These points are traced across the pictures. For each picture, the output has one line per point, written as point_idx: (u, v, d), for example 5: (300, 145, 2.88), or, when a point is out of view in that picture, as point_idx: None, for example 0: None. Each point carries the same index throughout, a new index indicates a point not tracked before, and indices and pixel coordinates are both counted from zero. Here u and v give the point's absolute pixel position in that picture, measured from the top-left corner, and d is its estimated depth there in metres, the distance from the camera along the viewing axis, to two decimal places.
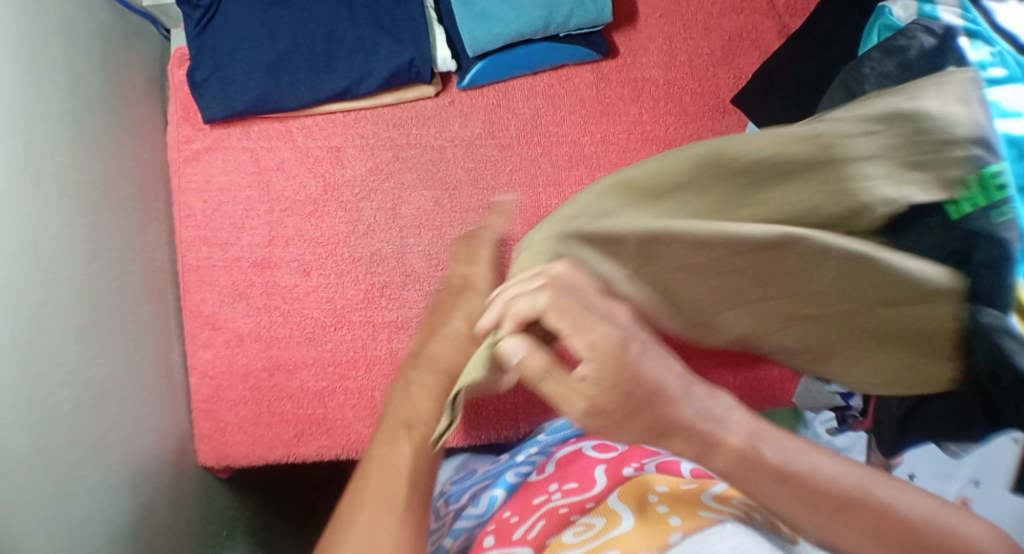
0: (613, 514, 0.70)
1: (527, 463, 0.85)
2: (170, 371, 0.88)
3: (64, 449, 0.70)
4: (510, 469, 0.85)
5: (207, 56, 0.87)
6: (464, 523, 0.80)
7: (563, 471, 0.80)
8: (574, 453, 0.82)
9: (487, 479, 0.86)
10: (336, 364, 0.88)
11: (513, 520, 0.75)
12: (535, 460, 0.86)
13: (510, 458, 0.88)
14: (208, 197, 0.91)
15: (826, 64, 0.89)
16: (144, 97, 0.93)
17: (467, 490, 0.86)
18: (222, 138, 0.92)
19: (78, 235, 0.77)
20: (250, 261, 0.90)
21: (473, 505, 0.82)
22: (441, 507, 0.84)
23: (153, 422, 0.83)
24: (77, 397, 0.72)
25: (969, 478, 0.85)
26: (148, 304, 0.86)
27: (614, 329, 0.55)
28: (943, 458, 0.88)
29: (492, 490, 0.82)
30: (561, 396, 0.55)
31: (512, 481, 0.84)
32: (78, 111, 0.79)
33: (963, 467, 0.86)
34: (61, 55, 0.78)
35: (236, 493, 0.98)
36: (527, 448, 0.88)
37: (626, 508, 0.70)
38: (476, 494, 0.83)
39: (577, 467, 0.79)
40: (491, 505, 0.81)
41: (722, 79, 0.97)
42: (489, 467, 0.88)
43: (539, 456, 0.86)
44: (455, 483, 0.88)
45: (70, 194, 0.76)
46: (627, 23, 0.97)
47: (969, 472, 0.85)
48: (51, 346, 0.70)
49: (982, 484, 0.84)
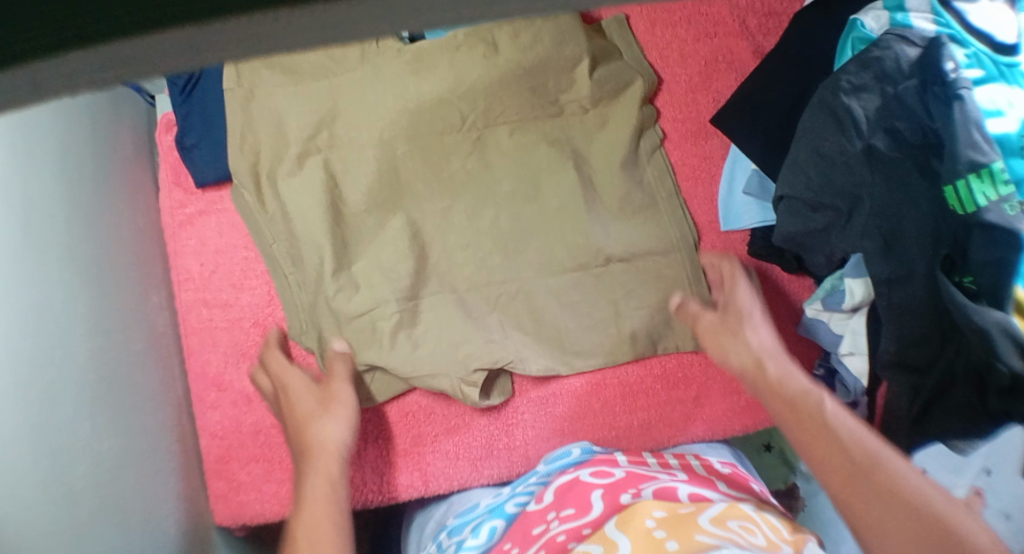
0: (609, 543, 0.68)
1: (526, 493, 0.86)
2: (181, 434, 0.88)
3: (85, 525, 0.71)
4: (509, 500, 0.86)
5: (194, 122, 0.91)
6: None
7: (560, 501, 0.79)
8: (571, 481, 0.81)
9: (482, 513, 0.85)
10: None
11: (512, 550, 0.75)
12: (534, 489, 0.86)
13: (511, 489, 0.88)
14: (205, 259, 0.91)
15: (808, 83, 0.90)
16: (133, 164, 0.94)
17: (467, 522, 0.85)
18: (215, 201, 0.93)
19: (82, 310, 0.77)
20: (251, 320, 0.91)
21: (472, 537, 0.81)
22: (444, 541, 0.84)
23: (169, 488, 0.84)
24: (93, 472, 0.73)
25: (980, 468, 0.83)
26: (155, 371, 0.87)
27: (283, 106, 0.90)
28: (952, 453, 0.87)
29: (491, 521, 0.83)
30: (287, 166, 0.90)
31: (511, 511, 0.84)
32: (71, 185, 0.80)
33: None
34: (52, 131, 0.79)
35: (251, 546, 0.98)
36: (528, 478, 0.88)
37: (624, 534, 0.69)
38: (475, 526, 0.83)
39: (575, 492, 0.79)
40: (491, 535, 0.81)
41: (701, 103, 0.98)
42: (490, 500, 0.87)
43: (537, 485, 0.86)
44: (457, 516, 0.87)
45: (70, 271, 0.77)
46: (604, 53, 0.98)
47: (979, 462, 0.83)
48: (64, 424, 0.71)
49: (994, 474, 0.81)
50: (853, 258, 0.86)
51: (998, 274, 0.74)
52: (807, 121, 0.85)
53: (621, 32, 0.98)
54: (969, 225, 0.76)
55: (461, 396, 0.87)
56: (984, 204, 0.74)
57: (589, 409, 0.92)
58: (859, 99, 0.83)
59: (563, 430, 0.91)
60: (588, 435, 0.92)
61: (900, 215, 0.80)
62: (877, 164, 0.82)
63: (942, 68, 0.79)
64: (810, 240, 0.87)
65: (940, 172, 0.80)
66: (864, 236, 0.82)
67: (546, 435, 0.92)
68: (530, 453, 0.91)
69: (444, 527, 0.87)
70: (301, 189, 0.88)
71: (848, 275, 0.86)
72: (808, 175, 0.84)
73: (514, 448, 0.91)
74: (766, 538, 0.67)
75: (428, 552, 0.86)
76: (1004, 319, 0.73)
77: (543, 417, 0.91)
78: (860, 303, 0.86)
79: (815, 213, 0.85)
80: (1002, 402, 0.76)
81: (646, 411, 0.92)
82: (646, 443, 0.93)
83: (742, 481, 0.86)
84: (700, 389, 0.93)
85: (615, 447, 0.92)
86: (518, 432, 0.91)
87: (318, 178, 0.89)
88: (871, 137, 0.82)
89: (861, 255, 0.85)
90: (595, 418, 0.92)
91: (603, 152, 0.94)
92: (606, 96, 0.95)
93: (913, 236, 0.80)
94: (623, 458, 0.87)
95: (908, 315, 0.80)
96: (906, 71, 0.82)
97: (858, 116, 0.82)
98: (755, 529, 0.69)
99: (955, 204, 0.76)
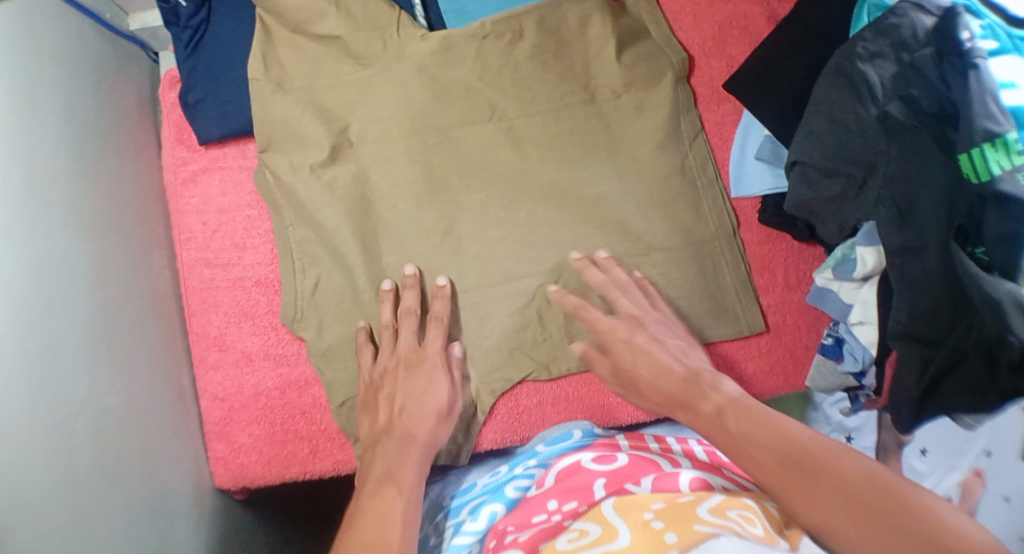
0: (608, 525, 0.68)
1: (527, 476, 0.83)
2: (182, 395, 0.87)
3: (84, 480, 0.69)
4: (510, 482, 0.83)
5: (199, 78, 0.90)
6: (463, 540, 0.76)
7: (560, 488, 0.77)
8: (574, 467, 0.80)
9: (483, 494, 0.83)
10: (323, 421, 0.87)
11: (510, 527, 0.74)
12: (534, 473, 0.84)
13: (509, 470, 0.86)
14: (208, 218, 0.90)
15: (821, 49, 0.89)
16: (138, 120, 0.92)
17: (467, 504, 0.83)
18: (219, 159, 0.92)
19: (83, 263, 0.76)
20: (253, 280, 0.89)
21: (471, 520, 0.78)
22: (440, 522, 0.82)
23: (170, 448, 0.83)
24: (92, 428, 0.72)
25: (982, 450, 0.87)
26: (156, 330, 0.85)
27: (284, 75, 0.89)
28: (957, 431, 0.90)
29: (492, 505, 0.80)
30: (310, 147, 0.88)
31: (512, 496, 0.81)
32: (73, 136, 0.79)
33: (975, 441, 0.88)
34: (53, 80, 0.77)
35: (252, 511, 0.97)
36: (526, 460, 0.86)
37: (622, 519, 0.68)
38: (474, 508, 0.81)
39: (579, 478, 0.78)
40: (491, 521, 0.78)
41: (714, 68, 0.96)
42: (488, 479, 0.86)
43: (538, 468, 0.84)
44: (455, 496, 0.85)
45: (72, 223, 0.76)
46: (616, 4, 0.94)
47: (981, 444, 0.87)
48: (62, 376, 0.69)
49: (993, 456, 0.85)
50: (865, 226, 0.86)
51: (1010, 248, 0.73)
52: (824, 89, 0.85)
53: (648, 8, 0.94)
54: (984, 197, 0.74)
55: (474, 399, 0.88)
56: (999, 173, 0.72)
57: (596, 374, 0.90)
58: (875, 67, 0.82)
59: (570, 396, 0.89)
60: (592, 403, 0.90)
61: (916, 184, 0.78)
62: (893, 133, 0.80)
63: (958, 37, 0.77)
64: (825, 210, 0.87)
65: (955, 142, 0.77)
66: (879, 202, 0.81)
67: (553, 401, 0.89)
68: (534, 419, 0.89)
69: (439, 505, 0.85)
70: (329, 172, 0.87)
71: (860, 243, 0.86)
72: (822, 141, 0.84)
73: (519, 413, 0.89)
74: (766, 528, 0.64)
75: (424, 532, 0.84)
76: (1016, 292, 0.71)
77: (549, 382, 0.89)
78: (871, 271, 0.85)
79: (829, 180, 0.85)
80: (1008, 379, 0.73)
81: None
82: (652, 411, 0.91)
83: (746, 471, 0.83)
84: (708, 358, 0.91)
85: (621, 415, 0.90)
86: (524, 396, 0.89)
87: (322, 137, 0.88)
88: (887, 105, 0.81)
89: (873, 224, 0.84)
90: (602, 384, 0.90)
91: (640, 137, 0.91)
92: (637, 79, 0.92)
93: (927, 207, 0.78)
94: (625, 443, 0.86)
95: (920, 288, 0.79)
96: (923, 40, 0.80)
97: (875, 84, 0.81)
98: (755, 519, 0.66)
99: (969, 174, 0.75)
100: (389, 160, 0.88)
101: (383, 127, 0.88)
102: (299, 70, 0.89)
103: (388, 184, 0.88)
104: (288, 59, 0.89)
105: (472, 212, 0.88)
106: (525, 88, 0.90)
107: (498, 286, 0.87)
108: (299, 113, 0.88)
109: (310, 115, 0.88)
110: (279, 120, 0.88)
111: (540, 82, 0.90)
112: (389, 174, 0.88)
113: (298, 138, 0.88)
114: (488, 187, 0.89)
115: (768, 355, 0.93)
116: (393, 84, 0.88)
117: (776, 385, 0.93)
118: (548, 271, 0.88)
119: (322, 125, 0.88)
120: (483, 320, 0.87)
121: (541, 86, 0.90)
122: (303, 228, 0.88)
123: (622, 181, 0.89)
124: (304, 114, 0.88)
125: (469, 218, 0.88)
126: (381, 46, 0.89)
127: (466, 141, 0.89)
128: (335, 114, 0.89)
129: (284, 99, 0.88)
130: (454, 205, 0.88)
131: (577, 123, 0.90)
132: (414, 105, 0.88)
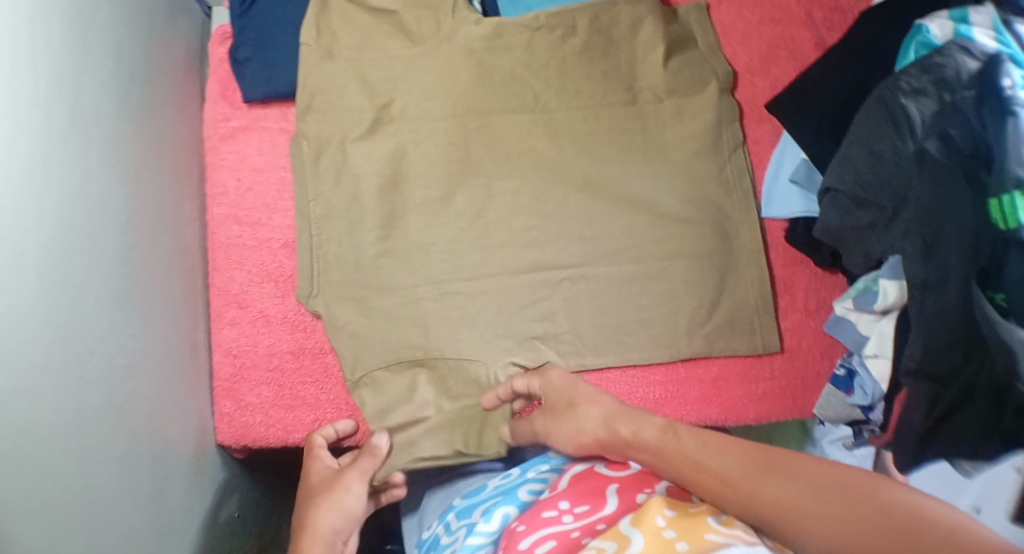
0: (623, 537, 0.59)
1: (539, 480, 0.79)
2: (196, 348, 0.87)
3: (95, 418, 0.69)
4: (522, 485, 0.79)
5: (249, 36, 0.91)
6: (474, 540, 0.73)
7: (575, 489, 0.72)
8: (586, 471, 0.74)
9: (495, 497, 0.79)
10: (331, 388, 0.88)
11: (519, 528, 0.68)
12: (546, 477, 0.79)
13: (520, 474, 0.82)
14: (242, 176, 0.91)
15: (865, 78, 0.90)
16: (184, 71, 0.92)
17: (476, 506, 0.79)
18: (259, 118, 0.93)
19: (116, 202, 0.76)
20: (281, 243, 0.90)
21: (484, 520, 0.75)
22: (450, 523, 0.79)
23: (177, 397, 0.82)
24: (107, 366, 0.71)
25: (972, 504, 0.83)
26: (178, 280, 0.85)
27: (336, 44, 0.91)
28: (952, 477, 0.86)
29: (504, 507, 0.76)
30: (353, 117, 0.89)
31: (524, 500, 0.77)
32: (121, 78, 0.79)
33: (966, 492, 0.84)
34: (108, 20, 0.78)
35: (247, 472, 0.97)
36: (538, 465, 0.82)
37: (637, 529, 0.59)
38: (486, 509, 0.77)
39: (592, 484, 0.72)
40: (504, 522, 0.74)
41: (758, 86, 0.97)
42: (498, 482, 0.83)
43: (550, 473, 0.80)
44: (466, 498, 0.82)
45: (110, 161, 0.76)
46: (670, 13, 0.95)
47: (972, 498, 0.83)
48: (84, 311, 0.69)
49: (982, 511, 0.81)
50: (891, 260, 0.84)
51: None
52: (864, 118, 0.84)
53: (700, 20, 0.96)
54: (1009, 240, 0.72)
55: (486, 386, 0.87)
56: None
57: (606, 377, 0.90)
58: (917, 103, 0.80)
59: None
60: None
61: (944, 220, 0.76)
62: (926, 167, 0.79)
63: (999, 83, 0.75)
64: (852, 237, 0.87)
65: (986, 184, 0.75)
66: (905, 237, 0.80)
67: None
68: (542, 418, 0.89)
69: (449, 506, 0.83)
70: (369, 144, 0.89)
71: (883, 276, 0.84)
72: (858, 167, 0.84)
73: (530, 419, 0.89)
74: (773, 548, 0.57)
75: (433, 532, 0.82)
76: None
77: None
78: (891, 305, 0.84)
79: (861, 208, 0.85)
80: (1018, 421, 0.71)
81: (664, 385, 0.90)
82: None
83: None
84: (719, 371, 0.92)
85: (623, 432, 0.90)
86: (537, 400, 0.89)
87: (365, 108, 0.89)
88: (925, 141, 0.79)
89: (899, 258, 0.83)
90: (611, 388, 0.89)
91: (675, 144, 0.92)
92: (681, 86, 0.93)
93: (954, 244, 0.76)
94: None
95: (938, 321, 0.76)
96: (965, 81, 0.78)
97: (914, 119, 0.80)
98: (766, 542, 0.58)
99: (996, 218, 0.73)
100: (428, 138, 0.89)
101: (427, 105, 0.89)
102: (350, 41, 0.91)
103: (424, 162, 0.89)
104: (342, 29, 0.91)
105: (503, 200, 0.89)
106: (569, 85, 0.91)
107: (521, 276, 0.88)
108: (344, 83, 0.90)
109: (356, 86, 0.90)
110: (326, 88, 0.90)
111: (586, 79, 0.92)
112: (426, 150, 0.89)
113: (342, 107, 0.89)
114: (522, 177, 0.89)
115: (779, 377, 0.93)
116: (442, 65, 0.90)
117: (783, 408, 0.93)
118: (572, 267, 0.88)
119: (366, 97, 0.89)
120: (502, 307, 0.87)
121: (588, 85, 0.91)
122: (336, 196, 0.89)
123: (655, 185, 0.90)
124: (351, 84, 0.90)
125: (499, 204, 0.89)
126: (433, 25, 0.91)
127: (508, 130, 0.90)
128: (380, 87, 0.90)
129: (333, 67, 0.90)
130: (486, 191, 0.89)
131: (618, 124, 0.91)
132: (459, 88, 0.90)
